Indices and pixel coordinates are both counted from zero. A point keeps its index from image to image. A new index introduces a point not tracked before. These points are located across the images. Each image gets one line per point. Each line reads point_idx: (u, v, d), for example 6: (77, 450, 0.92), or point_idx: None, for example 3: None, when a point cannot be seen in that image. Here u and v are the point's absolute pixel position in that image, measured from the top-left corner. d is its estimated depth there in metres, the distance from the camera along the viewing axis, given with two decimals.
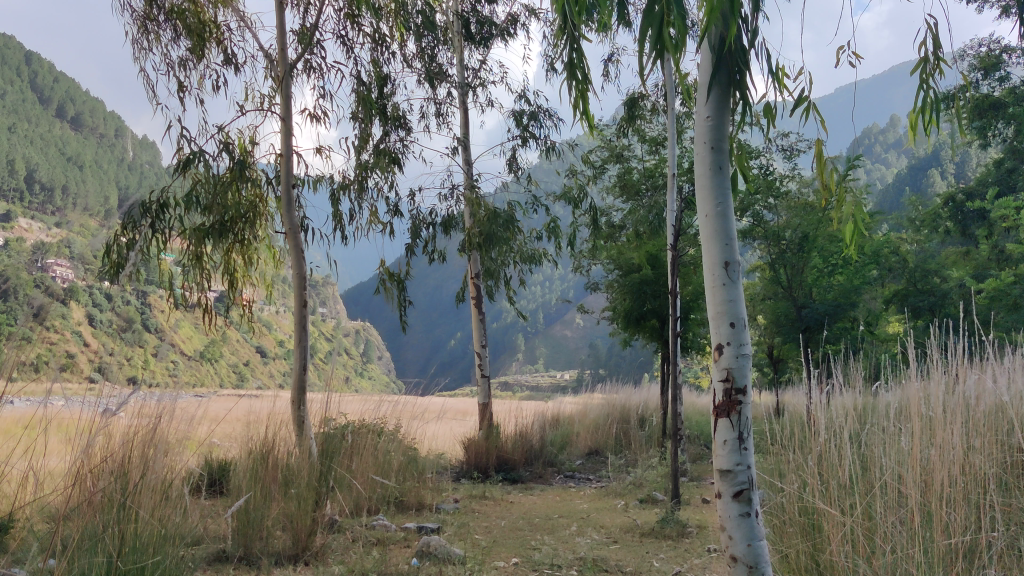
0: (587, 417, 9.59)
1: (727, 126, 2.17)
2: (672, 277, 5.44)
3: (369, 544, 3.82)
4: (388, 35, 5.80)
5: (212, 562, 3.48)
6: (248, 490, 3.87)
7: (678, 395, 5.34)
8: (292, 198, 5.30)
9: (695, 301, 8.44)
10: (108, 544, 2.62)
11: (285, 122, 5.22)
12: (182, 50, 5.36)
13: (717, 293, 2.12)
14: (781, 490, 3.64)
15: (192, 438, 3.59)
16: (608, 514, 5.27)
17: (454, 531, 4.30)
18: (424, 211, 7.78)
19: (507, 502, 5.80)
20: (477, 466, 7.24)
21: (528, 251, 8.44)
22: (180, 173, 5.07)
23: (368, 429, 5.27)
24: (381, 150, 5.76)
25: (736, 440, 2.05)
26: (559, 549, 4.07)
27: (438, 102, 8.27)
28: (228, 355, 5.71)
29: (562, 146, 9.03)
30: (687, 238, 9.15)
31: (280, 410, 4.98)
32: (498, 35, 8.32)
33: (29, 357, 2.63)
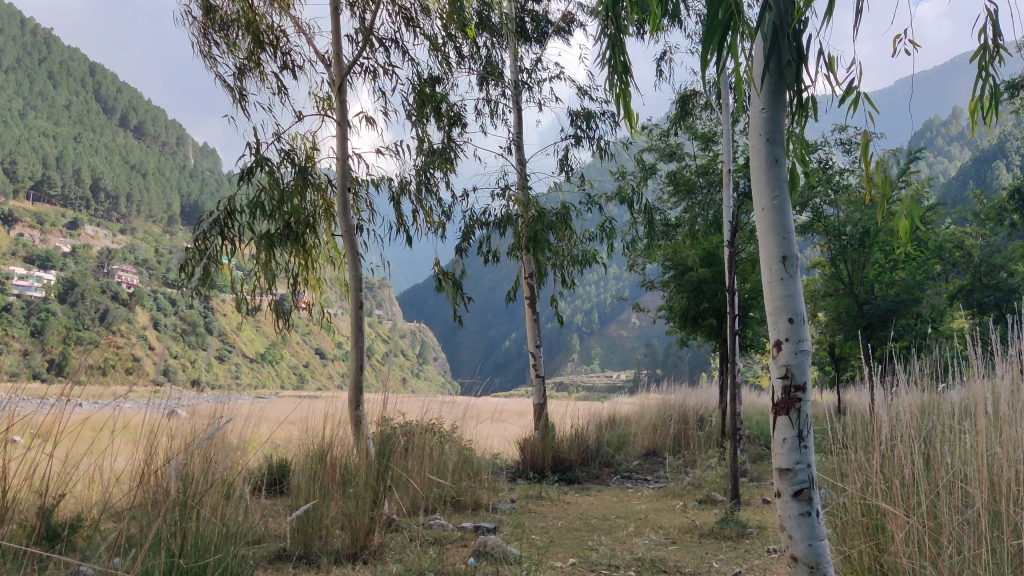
0: (644, 417, 9.51)
1: (784, 120, 2.15)
2: (729, 275, 5.28)
3: (426, 543, 3.84)
4: (443, 37, 5.84)
5: (273, 561, 3.53)
6: (307, 490, 3.91)
7: (735, 395, 5.14)
8: (349, 201, 5.36)
9: (753, 300, 8.32)
10: (170, 545, 2.66)
11: (341, 126, 5.28)
12: (240, 58, 5.46)
13: (774, 289, 2.10)
14: (843, 490, 3.56)
15: (251, 439, 3.66)
16: (666, 515, 5.22)
17: (511, 531, 4.30)
18: (478, 211, 7.80)
19: (563, 501, 5.79)
20: (533, 466, 7.25)
21: (582, 250, 8.40)
22: (243, 181, 5.15)
23: (424, 429, 5.30)
24: (436, 149, 5.79)
25: (796, 439, 2.03)
26: (616, 549, 4.06)
27: (492, 103, 8.28)
28: (287, 358, 5.79)
29: (616, 145, 8.98)
30: (744, 234, 9.03)
31: (337, 411, 5.03)
32: (553, 34, 8.32)
33: (98, 361, 2.73)
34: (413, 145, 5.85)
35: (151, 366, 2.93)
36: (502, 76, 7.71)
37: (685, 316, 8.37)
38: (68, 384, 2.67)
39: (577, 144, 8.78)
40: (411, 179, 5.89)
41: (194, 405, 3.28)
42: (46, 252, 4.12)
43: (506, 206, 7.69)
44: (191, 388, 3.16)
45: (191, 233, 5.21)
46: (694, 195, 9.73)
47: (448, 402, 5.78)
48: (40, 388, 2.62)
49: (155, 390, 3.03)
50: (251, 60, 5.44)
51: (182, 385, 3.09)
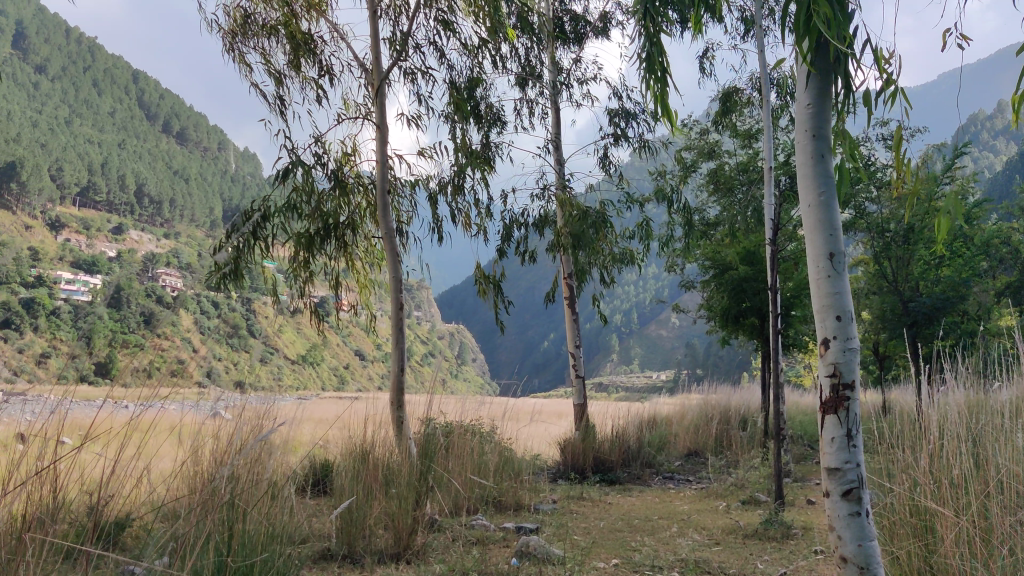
0: (685, 417, 9.44)
1: (829, 116, 2.16)
2: (772, 274, 5.22)
3: (469, 543, 3.86)
4: (481, 39, 5.86)
5: (318, 560, 3.56)
6: (350, 490, 3.93)
7: (779, 394, 5.08)
8: (388, 203, 5.39)
9: (796, 298, 8.22)
10: (219, 544, 2.70)
11: (380, 129, 5.31)
12: (280, 64, 5.52)
13: (822, 286, 2.10)
14: (890, 490, 3.51)
15: (294, 440, 3.69)
16: (709, 516, 5.18)
17: (553, 531, 4.30)
18: (516, 212, 7.79)
19: (605, 502, 5.77)
20: (574, 466, 7.23)
21: (620, 250, 8.36)
22: (279, 182, 5.20)
23: (465, 430, 5.32)
24: (475, 150, 5.80)
25: (844, 438, 2.02)
26: (659, 550, 4.04)
27: (531, 103, 8.28)
28: (327, 359, 5.84)
29: (656, 144, 8.92)
30: (786, 232, 8.93)
31: (378, 411, 5.06)
32: (592, 34, 8.30)
33: (143, 364, 2.76)
34: (451, 147, 5.87)
35: (195, 368, 2.95)
36: (541, 76, 7.70)
37: (727, 315, 8.29)
38: (114, 386, 2.72)
39: (616, 143, 8.74)
40: (449, 181, 5.91)
41: (238, 406, 3.31)
42: (94, 257, 4.19)
43: (545, 206, 7.68)
44: (235, 391, 3.19)
45: (224, 230, 5.29)
46: (734, 193, 9.64)
47: (488, 402, 5.78)
48: (89, 390, 2.66)
49: (199, 392, 3.05)
50: (290, 65, 5.50)
51: (226, 387, 3.12)
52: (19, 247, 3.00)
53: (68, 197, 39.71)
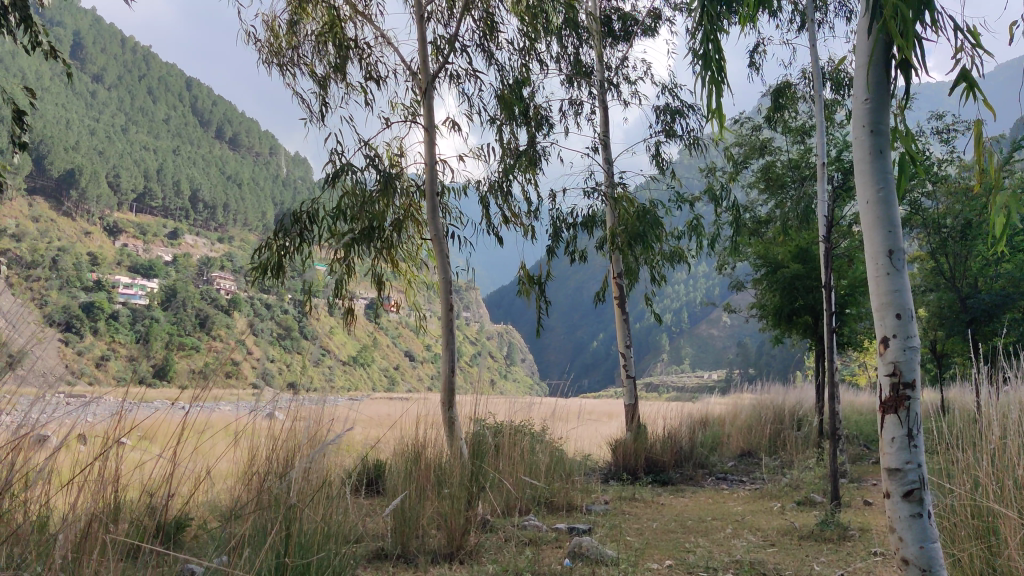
0: (737, 416, 9.34)
1: (889, 111, 2.20)
2: (828, 271, 5.13)
3: (522, 544, 3.86)
4: (528, 40, 5.87)
5: (372, 560, 3.59)
6: (403, 489, 3.95)
7: (834, 393, 5.00)
8: (437, 205, 5.42)
9: (850, 296, 8.09)
10: (278, 544, 2.75)
11: (428, 131, 5.34)
12: (326, 68, 5.60)
13: (881, 283, 2.13)
14: (951, 491, 3.43)
15: (347, 440, 3.72)
16: (763, 516, 5.11)
17: (606, 532, 4.29)
18: (565, 212, 7.77)
19: (657, 503, 5.73)
20: (625, 467, 7.20)
21: (670, 248, 8.30)
22: (329, 185, 5.26)
23: (516, 430, 5.32)
24: (523, 151, 5.81)
25: (905, 438, 2.03)
26: (714, 551, 4.00)
27: (579, 102, 8.26)
28: (377, 360, 5.88)
29: (705, 141, 8.83)
30: (840, 228, 8.79)
31: (430, 412, 5.09)
32: (640, 32, 8.26)
33: (197, 364, 2.79)
34: (499, 148, 5.89)
35: (249, 369, 2.98)
36: (589, 75, 7.68)
37: (779, 314, 8.18)
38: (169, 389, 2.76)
39: (666, 141, 8.67)
40: (497, 181, 5.92)
41: (291, 407, 3.34)
42: (151, 263, 4.28)
43: (595, 206, 7.65)
44: (287, 392, 3.23)
45: (272, 231, 5.38)
46: (786, 190, 9.51)
47: (538, 402, 5.78)
48: (145, 393, 2.71)
49: (254, 394, 3.09)
50: (337, 70, 5.57)
51: (279, 388, 3.16)
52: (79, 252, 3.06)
53: (126, 203, 40.64)
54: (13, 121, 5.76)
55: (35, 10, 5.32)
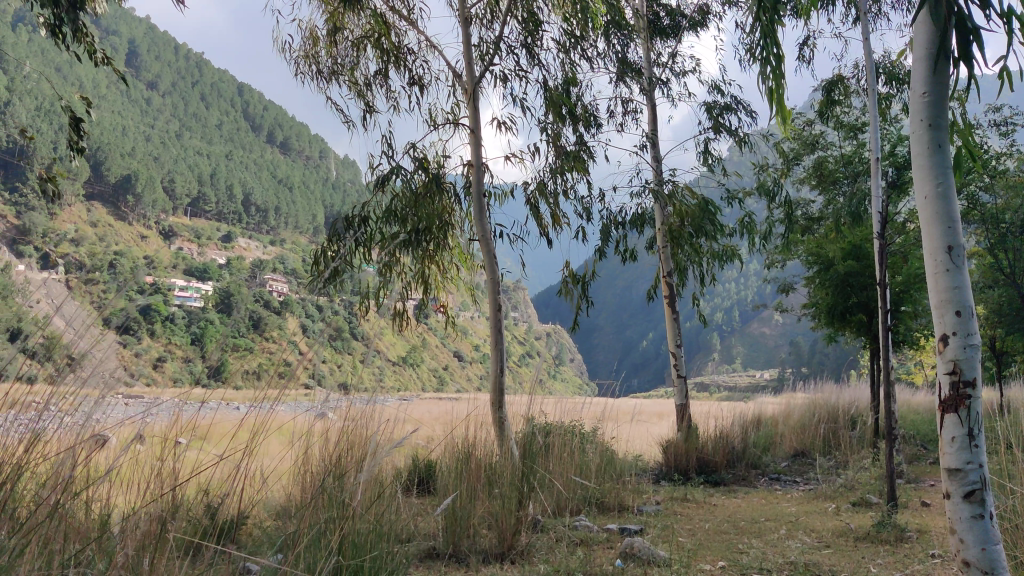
0: (791, 417, 9.22)
1: (948, 105, 2.24)
2: (882, 268, 5.03)
3: (573, 544, 3.86)
4: (573, 38, 5.86)
5: (424, 559, 3.61)
6: (454, 488, 3.98)
7: (890, 392, 4.91)
8: (484, 206, 5.44)
9: (906, 294, 7.94)
10: (331, 542, 2.79)
11: (474, 133, 5.36)
12: (372, 73, 5.66)
13: (940, 281, 2.15)
14: (1014, 491, 3.34)
15: (398, 440, 3.75)
16: (818, 518, 5.05)
17: (658, 533, 4.26)
18: (614, 211, 7.74)
19: (709, 504, 5.68)
20: (677, 467, 7.15)
21: (720, 247, 8.22)
22: (378, 188, 5.33)
23: (566, 430, 5.31)
24: (570, 150, 5.81)
25: (966, 437, 2.05)
26: (768, 552, 3.95)
27: (626, 100, 8.23)
28: (427, 361, 5.91)
29: (756, 137, 8.72)
30: (895, 225, 8.62)
31: (480, 412, 5.10)
32: (688, 28, 8.19)
33: (252, 366, 2.83)
34: (546, 148, 5.89)
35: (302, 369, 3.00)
36: (637, 73, 7.65)
37: (832, 312, 8.06)
38: (226, 389, 2.81)
39: (715, 137, 8.60)
40: (546, 181, 5.92)
41: (344, 407, 3.37)
42: (205, 265, 4.35)
43: (644, 203, 7.61)
44: (339, 392, 3.25)
45: (326, 235, 5.55)
46: (839, 186, 9.37)
47: (587, 402, 5.77)
48: (202, 394, 2.77)
49: (307, 394, 3.12)
50: (383, 74, 5.63)
51: (331, 389, 3.19)
52: (137, 256, 3.13)
53: (180, 207, 41.42)
54: (71, 128, 5.89)
55: (92, 20, 5.44)
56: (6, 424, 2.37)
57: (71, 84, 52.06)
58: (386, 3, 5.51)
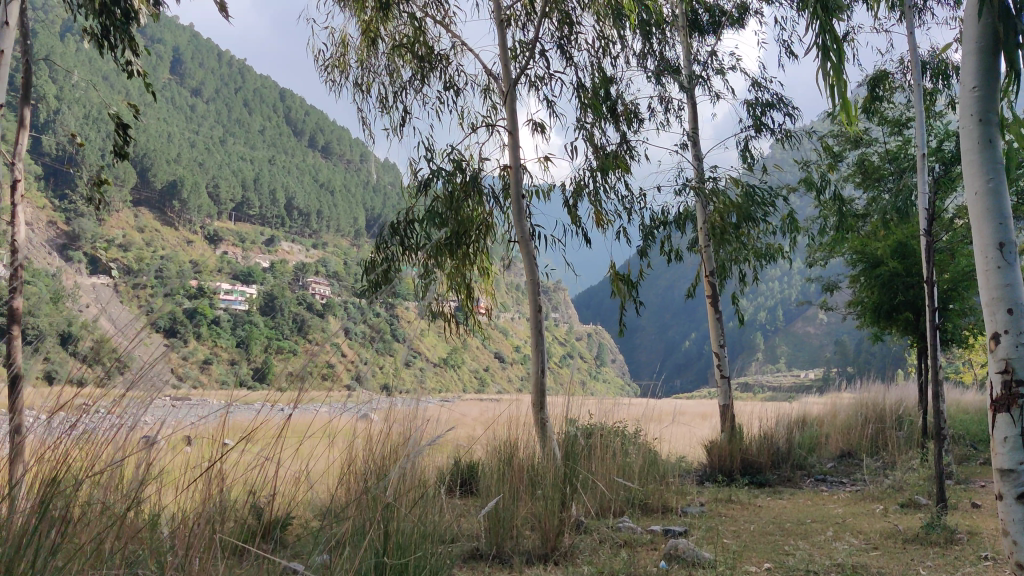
0: (837, 417, 9.10)
1: (998, 100, 2.23)
2: (930, 265, 4.94)
3: (617, 546, 3.84)
4: (610, 37, 5.84)
5: (468, 560, 3.62)
6: (496, 491, 3.97)
7: (939, 392, 4.81)
8: (524, 207, 5.44)
9: (955, 291, 7.78)
10: (376, 544, 2.82)
11: (512, 134, 5.37)
12: (410, 77, 5.69)
13: (990, 278, 2.14)
14: None
15: (441, 441, 3.76)
16: (865, 520, 4.97)
17: (702, 535, 4.22)
18: (655, 211, 7.70)
19: (754, 505, 5.62)
20: (721, 469, 7.09)
21: (762, 245, 8.13)
22: (420, 192, 5.36)
23: (608, 431, 5.29)
24: (609, 149, 5.79)
25: (1019, 437, 2.04)
26: (815, 554, 3.90)
27: (665, 99, 8.18)
28: (468, 362, 5.93)
29: (799, 134, 8.61)
30: (943, 221, 8.46)
31: (522, 413, 5.11)
32: (728, 25, 8.12)
33: (296, 367, 2.85)
34: (585, 148, 5.88)
35: (343, 371, 3.01)
36: (676, 72, 7.61)
37: (878, 311, 7.92)
38: (271, 391, 2.84)
39: (757, 135, 8.51)
40: (585, 181, 5.92)
41: (387, 407, 3.39)
42: (249, 269, 4.40)
43: (685, 202, 7.55)
44: (381, 393, 3.26)
45: (373, 243, 5.65)
46: (884, 183, 9.22)
47: (629, 403, 5.74)
48: (248, 396, 2.80)
49: (350, 395, 3.14)
50: (420, 78, 5.66)
51: (372, 390, 3.21)
52: (181, 260, 3.18)
53: (225, 212, 42.02)
54: (117, 135, 5.99)
55: (138, 30, 5.53)
56: (58, 427, 2.42)
57: (118, 92, 53.09)
58: (422, 8, 5.54)
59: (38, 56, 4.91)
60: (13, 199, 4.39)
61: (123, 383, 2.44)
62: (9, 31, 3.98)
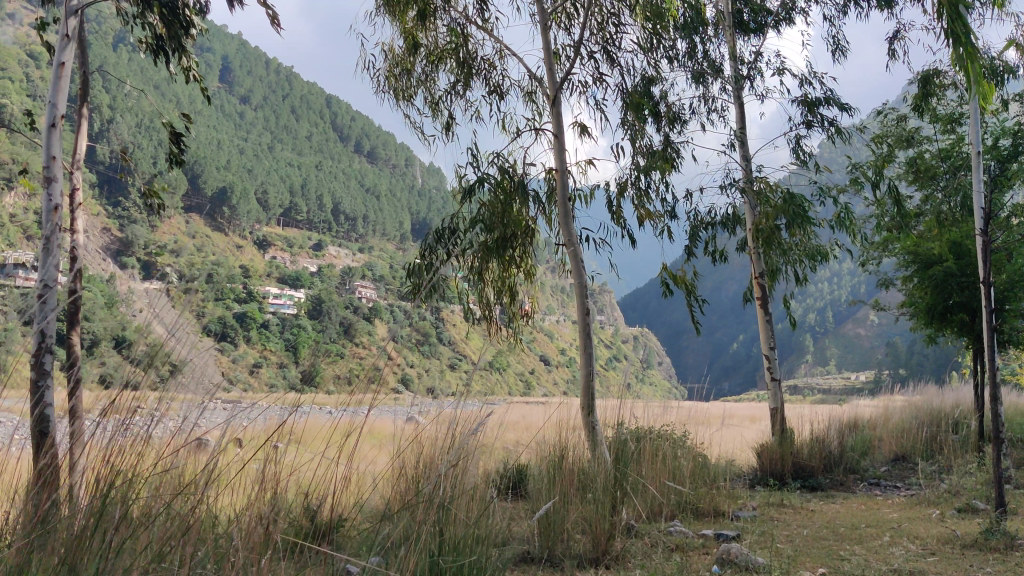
0: (890, 420, 8.95)
1: None
2: (988, 265, 4.83)
3: (669, 550, 3.83)
4: (653, 37, 5.82)
5: (519, 563, 3.63)
6: (548, 494, 3.97)
7: (998, 394, 4.70)
8: (569, 209, 5.43)
9: (1012, 291, 7.60)
10: (429, 545, 2.82)
11: (557, 137, 5.36)
12: (453, 82, 5.72)
13: None
14: None
15: (489, 444, 3.76)
16: (922, 525, 4.88)
17: (755, 539, 4.19)
18: (703, 211, 7.63)
19: (807, 509, 5.56)
20: (772, 473, 7.02)
21: (812, 246, 8.02)
22: (465, 197, 5.38)
23: (658, 435, 5.25)
24: (655, 150, 5.76)
25: None
26: (871, 560, 3.85)
27: (711, 100, 8.11)
28: (516, 366, 5.94)
29: (848, 132, 8.49)
30: (999, 220, 8.28)
31: (570, 417, 5.09)
32: (773, 23, 8.04)
33: (344, 371, 2.89)
34: (631, 150, 5.85)
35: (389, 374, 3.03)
36: (720, 72, 7.54)
37: (932, 312, 7.78)
38: (318, 393, 2.85)
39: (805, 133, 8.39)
40: (631, 183, 5.90)
41: (435, 411, 3.39)
42: (302, 274, 4.46)
43: (732, 203, 7.48)
44: (427, 396, 3.27)
45: (420, 247, 5.69)
46: (937, 181, 9.05)
47: (679, 407, 5.70)
48: (297, 399, 2.83)
49: (396, 399, 3.15)
50: (464, 84, 5.69)
51: (419, 393, 3.22)
52: (233, 267, 3.23)
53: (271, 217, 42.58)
54: (171, 143, 6.10)
55: (190, 41, 5.62)
56: (111, 430, 2.45)
57: (169, 101, 54.08)
58: (465, 13, 5.57)
59: (95, 68, 5.03)
60: (73, 206, 4.49)
61: (175, 386, 2.49)
62: (69, 42, 4.08)
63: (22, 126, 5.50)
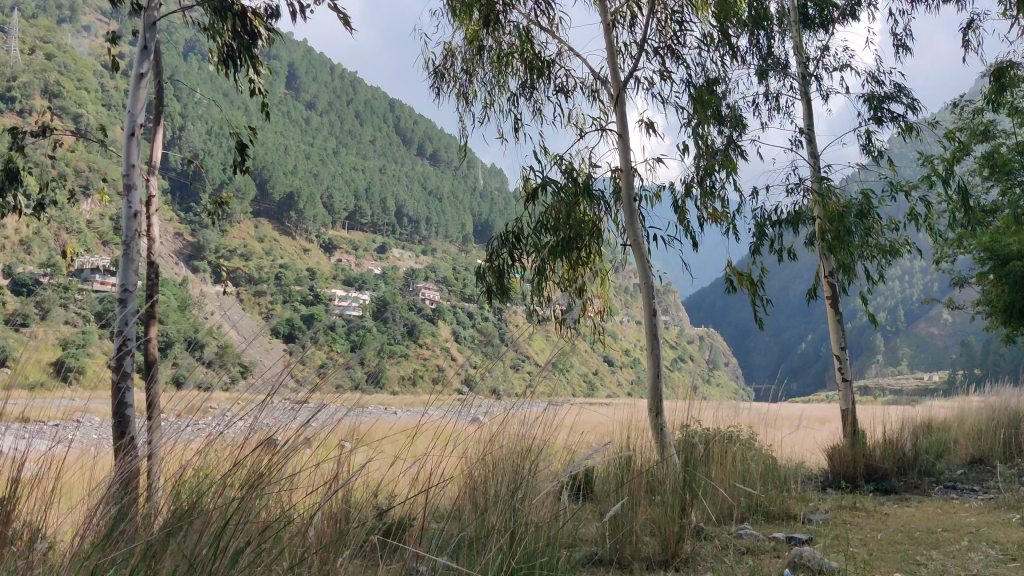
0: (965, 422, 8.72)
1: None
2: None
3: (740, 552, 3.79)
4: (717, 35, 5.77)
5: (590, 564, 3.65)
6: (617, 497, 3.96)
7: None
8: (634, 208, 5.38)
9: None
10: (501, 545, 2.82)
11: (622, 137, 5.34)
12: (518, 84, 5.73)
13: None
14: None
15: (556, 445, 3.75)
16: (1002, 529, 4.74)
17: (828, 543, 4.13)
18: (769, 209, 7.52)
19: (881, 512, 5.45)
20: (844, 475, 6.91)
21: (884, 242, 7.84)
22: (528, 198, 5.36)
23: (726, 436, 5.20)
24: (720, 149, 5.70)
25: None
26: (949, 565, 3.76)
27: (776, 97, 8.00)
28: (582, 366, 5.93)
29: (919, 126, 8.29)
30: None
31: (637, 419, 5.07)
32: (840, 18, 7.90)
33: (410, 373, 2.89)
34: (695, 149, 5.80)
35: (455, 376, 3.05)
36: (787, 68, 7.44)
37: (1009, 310, 7.55)
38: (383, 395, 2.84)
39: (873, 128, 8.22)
40: (696, 182, 5.85)
41: (499, 412, 3.38)
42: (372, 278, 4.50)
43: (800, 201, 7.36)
44: (493, 398, 3.27)
45: (484, 250, 5.69)
46: (1013, 175, 8.78)
47: (748, 408, 5.64)
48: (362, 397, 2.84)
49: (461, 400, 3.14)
50: (529, 85, 5.70)
51: (484, 394, 3.22)
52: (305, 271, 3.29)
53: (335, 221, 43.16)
54: (241, 149, 6.22)
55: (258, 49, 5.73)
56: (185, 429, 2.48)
57: (236, 108, 55.19)
58: (529, 15, 5.58)
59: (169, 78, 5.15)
60: (149, 214, 4.62)
61: (247, 387, 2.54)
62: (147, 54, 4.20)
63: (100, 136, 5.67)
